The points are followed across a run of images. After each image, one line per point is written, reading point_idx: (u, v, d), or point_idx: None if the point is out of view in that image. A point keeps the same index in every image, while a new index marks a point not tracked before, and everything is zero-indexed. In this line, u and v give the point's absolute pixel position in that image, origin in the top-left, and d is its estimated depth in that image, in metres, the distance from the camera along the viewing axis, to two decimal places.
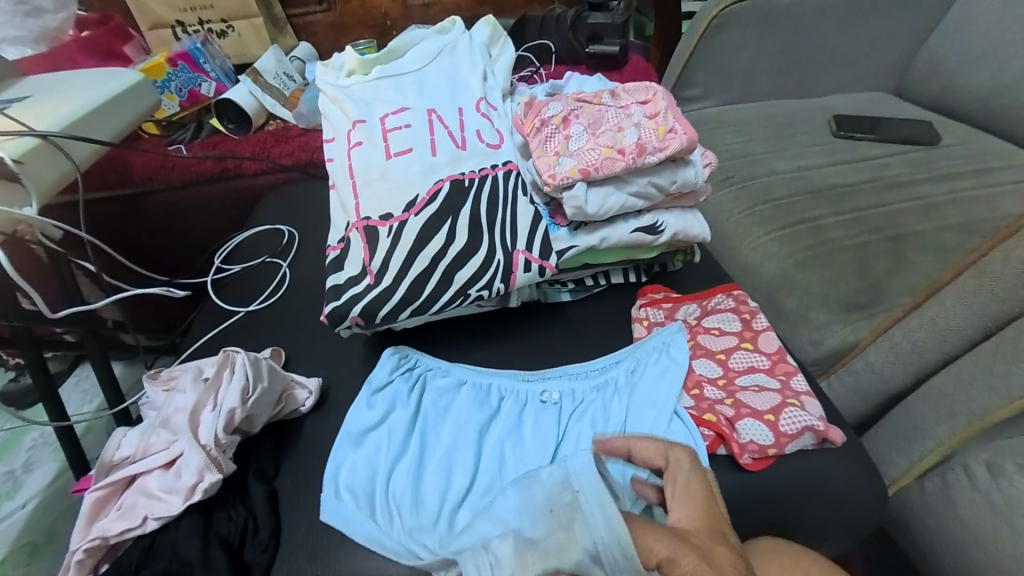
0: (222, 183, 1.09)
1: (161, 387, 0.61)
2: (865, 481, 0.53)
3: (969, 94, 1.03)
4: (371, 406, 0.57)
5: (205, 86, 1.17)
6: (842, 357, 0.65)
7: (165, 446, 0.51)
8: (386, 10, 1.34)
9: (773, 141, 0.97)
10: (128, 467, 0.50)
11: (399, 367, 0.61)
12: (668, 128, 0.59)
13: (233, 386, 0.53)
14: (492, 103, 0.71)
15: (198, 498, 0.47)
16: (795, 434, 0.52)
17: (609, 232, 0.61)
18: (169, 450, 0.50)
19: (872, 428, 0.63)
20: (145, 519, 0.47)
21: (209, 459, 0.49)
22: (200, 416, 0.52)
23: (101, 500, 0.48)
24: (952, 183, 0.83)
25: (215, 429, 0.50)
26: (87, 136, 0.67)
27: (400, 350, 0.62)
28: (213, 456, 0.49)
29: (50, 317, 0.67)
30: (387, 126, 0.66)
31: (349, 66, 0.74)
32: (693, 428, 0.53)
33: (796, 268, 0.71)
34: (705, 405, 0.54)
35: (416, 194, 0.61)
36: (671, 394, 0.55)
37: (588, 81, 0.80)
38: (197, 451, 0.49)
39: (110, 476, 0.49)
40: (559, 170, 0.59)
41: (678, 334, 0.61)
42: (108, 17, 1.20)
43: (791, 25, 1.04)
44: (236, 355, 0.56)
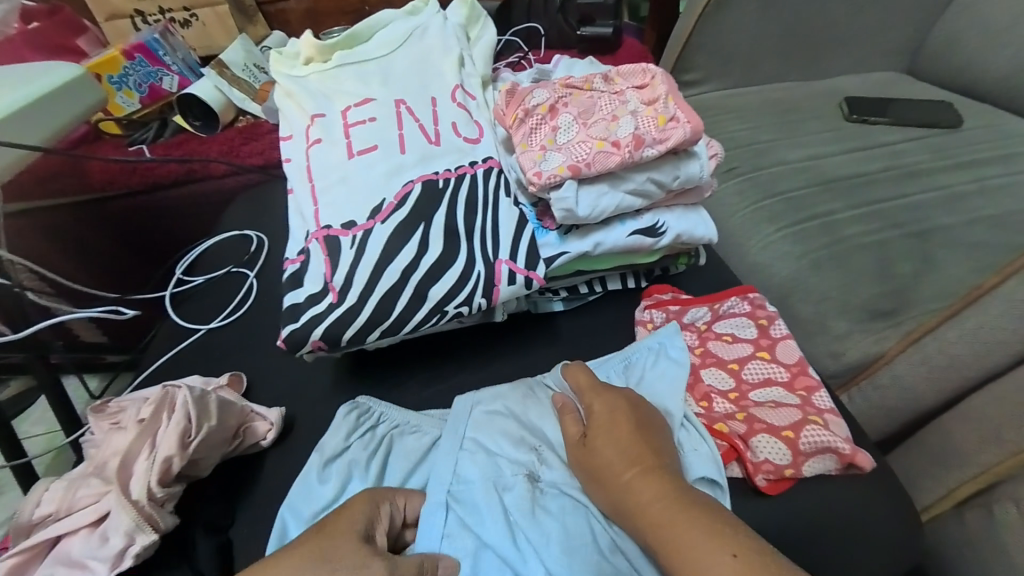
0: (188, 187, 1.01)
1: (105, 422, 0.53)
2: (904, 520, 0.46)
3: (990, 72, 0.95)
4: (324, 481, 0.47)
5: (167, 80, 1.09)
6: (866, 370, 0.59)
7: (91, 503, 0.45)
8: None
9: (781, 127, 0.90)
10: (50, 528, 0.44)
11: (357, 429, 0.50)
12: (669, 116, 0.52)
13: (170, 430, 0.46)
14: (469, 92, 0.63)
15: (128, 565, 0.42)
16: (814, 456, 0.45)
17: (604, 237, 0.54)
18: (96, 507, 0.44)
19: (902, 448, 0.57)
20: None
21: (140, 519, 0.43)
22: (133, 465, 0.46)
23: (20, 567, 0.43)
24: (978, 170, 0.76)
25: (148, 483, 0.44)
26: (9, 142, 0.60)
27: (359, 407, 0.52)
28: (145, 515, 0.43)
29: None
30: (349, 121, 0.59)
31: (307, 53, 0.66)
32: (705, 435, 0.46)
33: (812, 269, 0.65)
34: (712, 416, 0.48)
35: (383, 199, 0.54)
36: (675, 398, 0.49)
37: (578, 65, 0.73)
38: (127, 510, 0.43)
39: (28, 539, 0.43)
40: (546, 168, 0.52)
41: (674, 334, 0.54)
42: (58, 8, 1.11)
43: (798, 1, 0.96)
44: (177, 391, 0.49)
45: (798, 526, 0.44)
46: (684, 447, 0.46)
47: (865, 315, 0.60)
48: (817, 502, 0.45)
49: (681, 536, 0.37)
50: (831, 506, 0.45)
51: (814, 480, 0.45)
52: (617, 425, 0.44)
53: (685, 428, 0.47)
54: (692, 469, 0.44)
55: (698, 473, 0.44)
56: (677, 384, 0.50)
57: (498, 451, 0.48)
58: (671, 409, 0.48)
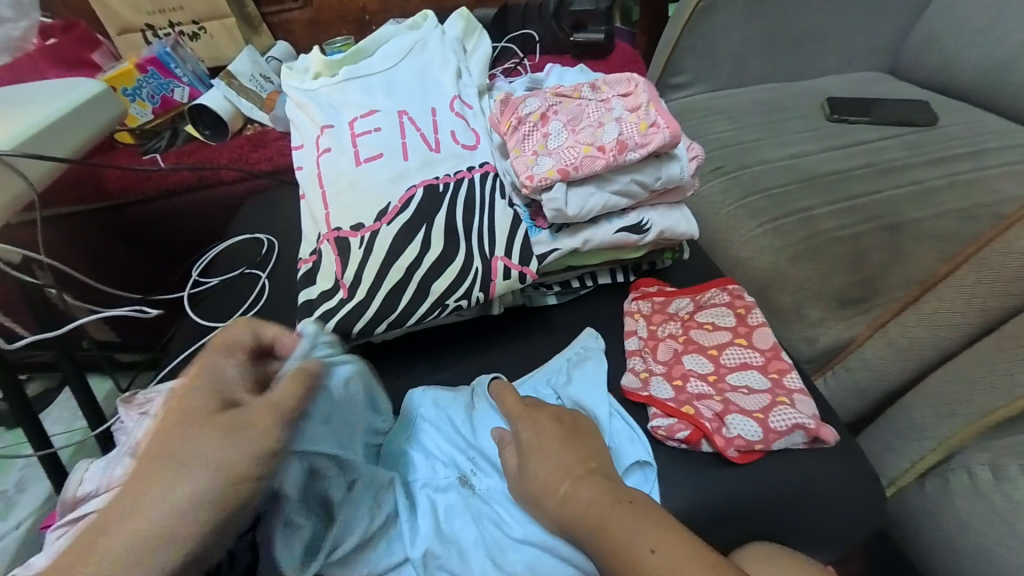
0: (199, 193, 1.06)
1: (135, 411, 0.58)
2: (867, 488, 0.50)
3: (966, 71, 0.99)
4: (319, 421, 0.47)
5: (178, 91, 1.14)
6: (839, 355, 0.66)
7: (125, 485, 0.49)
8: (364, 4, 1.31)
9: (765, 127, 0.94)
10: (84, 505, 0.48)
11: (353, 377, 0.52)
12: (650, 122, 0.56)
13: None
14: (466, 102, 0.68)
15: None
16: (785, 431, 0.49)
17: (592, 234, 0.58)
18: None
19: (871, 427, 0.61)
20: None
21: None
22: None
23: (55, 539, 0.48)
24: (951, 166, 0.80)
25: None
26: (41, 154, 0.64)
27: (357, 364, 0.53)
28: None
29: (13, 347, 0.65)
30: (356, 131, 0.63)
31: (315, 68, 0.71)
32: (635, 425, 0.52)
33: (789, 262, 0.69)
34: (685, 398, 0.52)
35: (388, 202, 0.58)
36: (602, 395, 0.54)
37: (569, 73, 0.77)
38: None
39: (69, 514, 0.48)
40: (538, 172, 0.56)
41: (592, 339, 0.60)
42: (73, 24, 1.16)
43: (781, 6, 1.00)
44: None
45: (770, 494, 0.48)
46: (618, 438, 0.52)
47: None
48: (789, 472, 0.49)
49: (615, 535, 0.41)
50: (801, 475, 0.49)
51: (786, 453, 0.50)
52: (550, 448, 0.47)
53: (615, 419, 0.53)
54: (626, 455, 0.50)
55: (629, 459, 0.50)
56: (597, 381, 0.56)
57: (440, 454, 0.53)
58: (597, 408, 0.53)
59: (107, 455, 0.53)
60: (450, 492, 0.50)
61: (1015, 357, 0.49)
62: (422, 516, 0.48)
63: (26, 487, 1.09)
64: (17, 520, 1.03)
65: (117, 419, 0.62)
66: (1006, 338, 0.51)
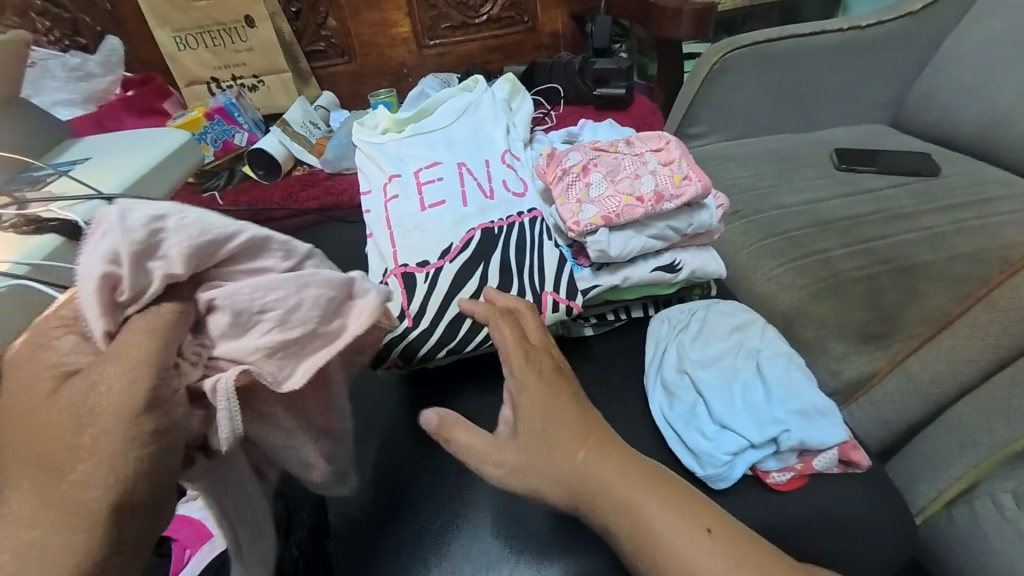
0: (253, 227, 1.14)
1: None
2: (898, 513, 0.53)
3: (960, 126, 1.07)
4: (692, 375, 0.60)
5: (238, 136, 1.25)
6: (863, 387, 0.67)
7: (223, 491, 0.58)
8: (404, 59, 1.46)
9: (778, 175, 1.02)
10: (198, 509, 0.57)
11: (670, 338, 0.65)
12: (682, 176, 0.64)
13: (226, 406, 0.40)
14: (514, 155, 0.77)
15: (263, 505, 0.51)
16: (819, 451, 0.53)
17: (631, 272, 0.64)
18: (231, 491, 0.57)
19: (896, 457, 0.65)
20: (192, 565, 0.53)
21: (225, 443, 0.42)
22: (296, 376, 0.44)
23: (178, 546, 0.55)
24: (954, 213, 0.86)
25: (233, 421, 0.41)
26: (143, 196, 0.72)
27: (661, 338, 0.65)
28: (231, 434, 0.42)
29: None
30: (420, 180, 0.72)
31: (382, 124, 0.81)
32: (736, 367, 0.60)
33: (809, 299, 0.74)
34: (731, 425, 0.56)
35: (450, 242, 0.65)
36: (704, 347, 0.62)
37: (601, 129, 0.87)
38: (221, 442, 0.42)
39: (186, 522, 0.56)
40: (583, 218, 0.63)
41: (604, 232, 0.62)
42: (150, 78, 1.31)
43: (787, 67, 1.11)
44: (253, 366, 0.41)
45: (809, 516, 0.51)
46: (720, 383, 0.59)
47: (859, 338, 0.69)
48: (824, 497, 0.52)
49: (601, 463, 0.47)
50: (836, 501, 0.52)
51: (819, 480, 0.53)
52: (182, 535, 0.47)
53: (714, 367, 0.60)
54: (732, 384, 0.58)
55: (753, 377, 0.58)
56: (695, 353, 0.62)
57: (706, 383, 0.59)
58: (693, 370, 0.60)
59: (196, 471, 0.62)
60: (740, 407, 0.56)
61: None
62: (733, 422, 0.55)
63: None
64: None
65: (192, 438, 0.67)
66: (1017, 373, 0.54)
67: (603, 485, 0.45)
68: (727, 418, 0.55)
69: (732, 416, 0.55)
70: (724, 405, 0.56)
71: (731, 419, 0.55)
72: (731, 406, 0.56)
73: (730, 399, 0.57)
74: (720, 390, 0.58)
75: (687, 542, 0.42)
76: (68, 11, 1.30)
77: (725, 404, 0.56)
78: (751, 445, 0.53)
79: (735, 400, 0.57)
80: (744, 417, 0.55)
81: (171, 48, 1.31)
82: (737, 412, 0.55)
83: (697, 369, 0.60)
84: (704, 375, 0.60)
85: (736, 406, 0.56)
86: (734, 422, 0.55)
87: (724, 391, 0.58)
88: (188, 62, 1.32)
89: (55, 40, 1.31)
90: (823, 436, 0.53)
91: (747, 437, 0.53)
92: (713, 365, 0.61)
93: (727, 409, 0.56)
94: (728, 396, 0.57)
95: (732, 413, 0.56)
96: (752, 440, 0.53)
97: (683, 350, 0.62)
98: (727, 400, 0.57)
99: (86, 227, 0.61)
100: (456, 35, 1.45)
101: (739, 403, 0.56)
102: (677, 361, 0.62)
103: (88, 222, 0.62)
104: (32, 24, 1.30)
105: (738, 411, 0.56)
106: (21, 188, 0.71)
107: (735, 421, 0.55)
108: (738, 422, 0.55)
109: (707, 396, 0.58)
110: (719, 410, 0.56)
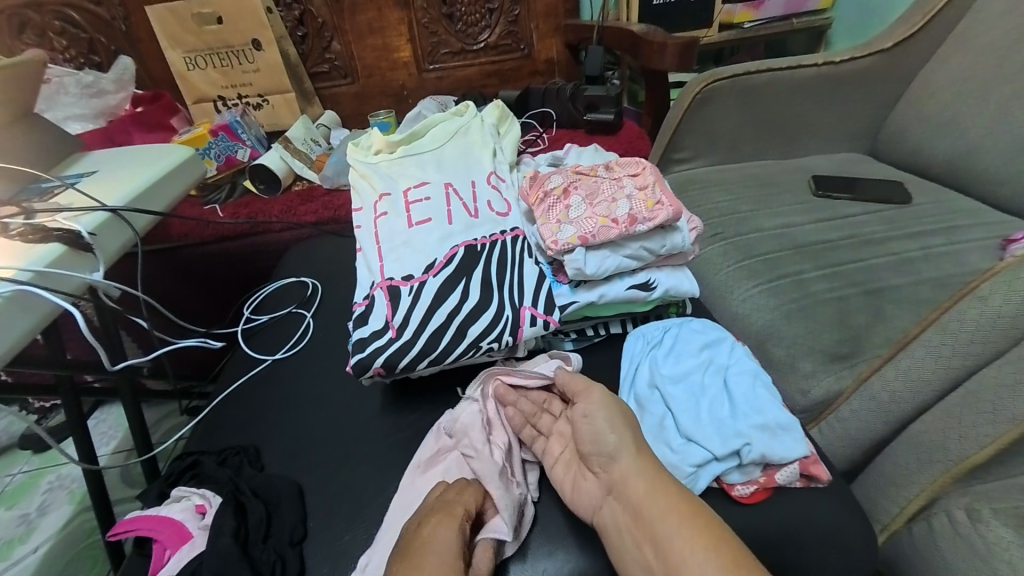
0: (250, 239, 1.18)
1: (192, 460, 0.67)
2: (859, 527, 0.55)
3: (932, 157, 1.12)
4: (661, 389, 0.63)
5: (241, 151, 1.30)
6: (831, 406, 0.69)
7: (211, 489, 0.62)
8: (404, 82, 1.53)
9: (758, 199, 1.06)
10: (185, 506, 0.60)
11: (642, 356, 0.68)
12: (656, 200, 0.67)
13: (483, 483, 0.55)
14: (501, 176, 0.81)
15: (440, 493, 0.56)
16: (781, 466, 0.55)
17: (606, 289, 0.68)
18: (214, 491, 0.62)
19: (862, 474, 0.67)
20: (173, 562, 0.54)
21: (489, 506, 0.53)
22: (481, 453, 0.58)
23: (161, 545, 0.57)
24: (923, 240, 0.90)
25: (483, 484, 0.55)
26: (145, 208, 0.76)
27: (635, 354, 0.68)
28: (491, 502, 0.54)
29: (106, 370, 0.75)
30: (410, 199, 0.75)
31: (377, 145, 0.85)
32: (703, 383, 0.62)
33: (782, 320, 0.77)
34: None
35: (434, 258, 0.69)
36: (673, 364, 0.65)
37: (585, 153, 0.92)
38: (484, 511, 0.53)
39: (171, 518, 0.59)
40: (561, 237, 0.67)
41: (581, 254, 0.65)
42: (160, 95, 1.37)
43: (767, 98, 1.17)
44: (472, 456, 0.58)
45: (770, 529, 0.53)
46: (686, 400, 0.61)
47: (827, 357, 0.71)
48: (785, 511, 0.54)
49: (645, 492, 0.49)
50: (795, 513, 0.54)
51: (781, 493, 0.55)
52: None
53: (681, 383, 0.63)
54: (697, 399, 0.61)
55: (719, 393, 0.61)
56: (663, 369, 0.65)
57: (673, 398, 0.61)
58: (661, 385, 0.63)
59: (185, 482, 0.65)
60: (705, 421, 0.58)
61: (978, 412, 0.55)
62: (698, 435, 0.57)
63: (49, 510, 1.16)
64: (35, 544, 1.10)
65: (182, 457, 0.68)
66: (968, 394, 0.56)
67: (640, 502, 0.49)
68: (693, 430, 0.57)
69: (697, 430, 0.57)
70: (690, 419, 0.59)
71: (697, 433, 0.57)
72: (699, 420, 0.58)
73: (696, 413, 0.59)
74: (689, 404, 0.60)
75: (696, 557, 0.45)
76: (84, 31, 1.37)
77: (690, 417, 0.59)
78: (715, 457, 0.55)
79: (701, 415, 0.59)
80: (709, 431, 0.57)
81: (181, 68, 1.37)
82: (703, 426, 0.57)
83: (668, 384, 0.63)
84: (673, 390, 0.62)
85: (703, 419, 0.58)
86: (700, 436, 0.57)
87: (689, 404, 0.60)
88: (197, 81, 1.39)
89: (71, 58, 1.38)
90: (786, 450, 0.55)
91: (711, 450, 0.55)
92: (681, 380, 0.63)
93: (692, 422, 0.58)
94: (695, 410, 0.60)
95: (697, 426, 0.58)
96: (716, 452, 0.55)
97: (653, 367, 0.65)
98: (693, 414, 0.59)
99: (90, 237, 0.65)
100: (455, 61, 1.52)
101: (706, 417, 0.59)
102: (648, 377, 0.65)
103: (91, 232, 0.66)
104: (49, 43, 1.36)
105: (704, 424, 0.58)
106: (31, 199, 0.75)
107: (700, 434, 0.57)
108: (703, 435, 0.57)
109: (675, 411, 0.60)
110: (685, 423, 0.58)
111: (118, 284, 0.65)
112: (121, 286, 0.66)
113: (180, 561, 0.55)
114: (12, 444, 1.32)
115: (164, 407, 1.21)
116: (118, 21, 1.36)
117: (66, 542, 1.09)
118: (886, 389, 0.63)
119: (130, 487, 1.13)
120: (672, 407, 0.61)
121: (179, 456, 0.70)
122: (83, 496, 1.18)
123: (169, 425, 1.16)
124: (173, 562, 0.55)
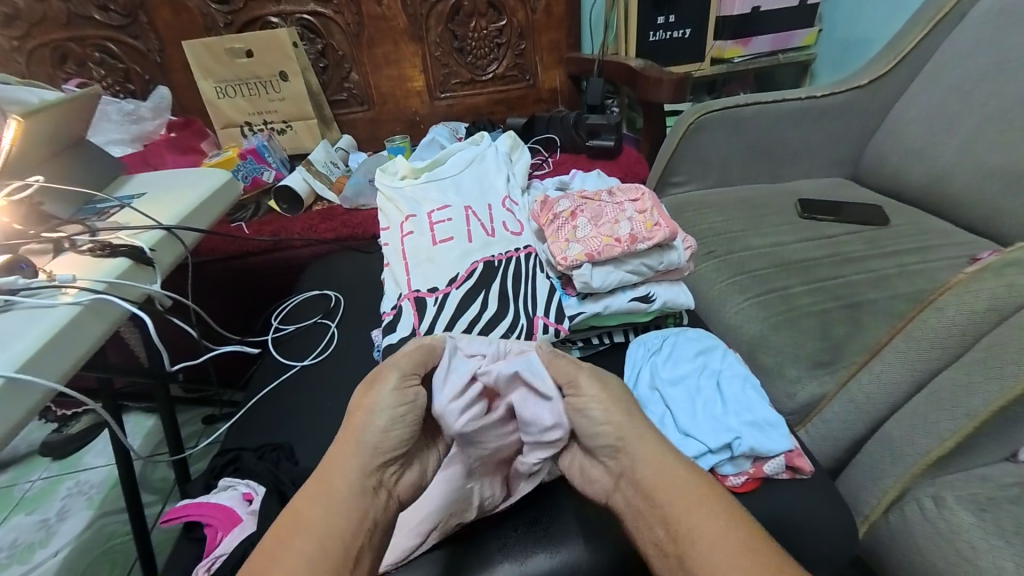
0: (274, 255, 1.26)
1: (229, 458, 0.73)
2: (837, 514, 0.61)
3: (907, 182, 1.21)
4: (660, 391, 0.70)
5: (267, 173, 1.39)
6: (815, 409, 0.76)
7: (254, 479, 0.68)
8: (418, 109, 1.64)
9: (747, 220, 1.14)
10: (232, 495, 0.66)
11: (643, 361, 0.75)
12: (654, 222, 0.75)
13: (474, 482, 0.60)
14: (514, 200, 0.90)
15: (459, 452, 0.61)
16: (768, 459, 0.62)
17: (611, 301, 0.75)
18: (257, 482, 0.67)
19: (844, 471, 0.73)
20: (225, 545, 0.60)
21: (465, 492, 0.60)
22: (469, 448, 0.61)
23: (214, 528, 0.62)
24: (899, 258, 0.98)
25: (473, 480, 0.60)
26: (193, 226, 0.84)
27: (636, 360, 0.75)
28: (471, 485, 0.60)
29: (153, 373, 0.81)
30: (432, 220, 0.84)
31: (401, 171, 0.94)
32: (699, 386, 0.69)
33: (769, 330, 0.84)
34: None
35: (456, 272, 0.76)
36: (671, 368, 0.72)
37: (589, 179, 1.00)
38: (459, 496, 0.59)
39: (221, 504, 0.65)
40: (570, 254, 0.75)
41: (589, 270, 0.73)
42: (191, 121, 1.47)
43: (754, 127, 1.27)
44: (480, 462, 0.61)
45: (758, 515, 0.59)
46: (682, 400, 0.68)
47: (810, 364, 0.78)
48: (771, 500, 0.60)
49: (662, 482, 0.53)
50: (781, 502, 0.60)
51: (768, 484, 0.62)
52: (335, 515, 0.51)
53: (678, 385, 0.70)
54: (693, 400, 0.67)
55: (713, 395, 0.68)
56: (661, 373, 0.72)
57: (671, 397, 0.68)
58: (660, 387, 0.70)
59: (228, 476, 0.71)
60: (700, 419, 0.65)
61: (940, 410, 0.61)
62: (694, 430, 0.64)
63: (68, 516, 1.20)
64: (58, 547, 1.14)
65: (224, 454, 0.74)
66: (933, 394, 0.63)
67: (666, 495, 0.52)
68: (689, 427, 0.64)
69: (693, 426, 0.64)
70: (687, 418, 0.65)
71: (693, 428, 0.64)
72: (694, 418, 0.65)
73: (692, 412, 0.66)
74: (685, 404, 0.67)
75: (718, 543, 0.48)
76: (122, 62, 1.48)
77: (687, 415, 0.66)
78: (709, 450, 0.61)
79: (696, 413, 0.66)
80: (704, 427, 0.64)
81: (212, 96, 1.47)
82: (698, 423, 0.64)
83: (666, 385, 0.70)
84: (671, 391, 0.69)
85: (698, 417, 0.65)
86: (696, 431, 0.63)
87: (686, 404, 0.67)
88: (226, 108, 1.48)
89: (108, 86, 1.48)
90: (773, 444, 0.61)
91: (706, 443, 0.62)
92: (678, 382, 0.70)
93: (688, 420, 0.65)
94: (691, 409, 0.66)
95: (692, 424, 0.64)
96: (710, 445, 0.61)
97: (653, 371, 0.72)
98: (689, 413, 0.66)
99: (150, 253, 0.73)
100: (465, 90, 1.63)
101: (701, 415, 0.65)
102: (648, 381, 0.72)
103: (151, 248, 0.74)
104: (89, 73, 1.47)
105: (699, 421, 0.64)
106: (90, 218, 0.83)
107: (696, 430, 0.64)
108: (699, 430, 0.63)
109: (672, 410, 0.67)
110: (682, 420, 0.65)
111: (171, 294, 0.73)
112: (174, 296, 0.73)
113: (230, 543, 0.60)
114: (34, 451, 1.37)
115: (187, 413, 1.27)
116: (154, 54, 1.47)
117: (89, 546, 1.14)
118: (863, 391, 0.70)
119: (153, 492, 1.18)
120: (670, 406, 0.67)
121: (218, 452, 0.76)
122: (102, 501, 1.23)
123: (192, 431, 1.21)
124: (225, 544, 0.60)
